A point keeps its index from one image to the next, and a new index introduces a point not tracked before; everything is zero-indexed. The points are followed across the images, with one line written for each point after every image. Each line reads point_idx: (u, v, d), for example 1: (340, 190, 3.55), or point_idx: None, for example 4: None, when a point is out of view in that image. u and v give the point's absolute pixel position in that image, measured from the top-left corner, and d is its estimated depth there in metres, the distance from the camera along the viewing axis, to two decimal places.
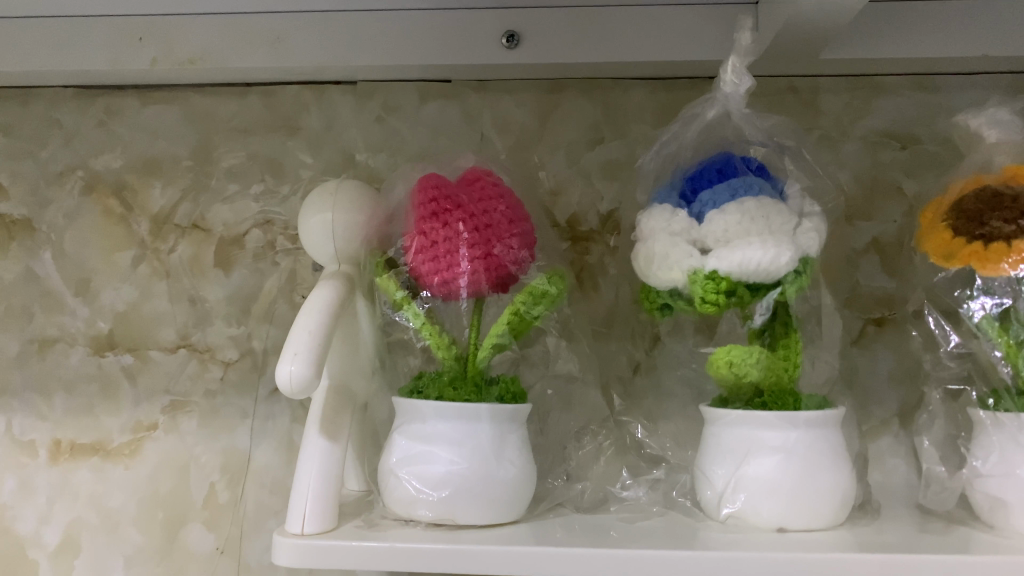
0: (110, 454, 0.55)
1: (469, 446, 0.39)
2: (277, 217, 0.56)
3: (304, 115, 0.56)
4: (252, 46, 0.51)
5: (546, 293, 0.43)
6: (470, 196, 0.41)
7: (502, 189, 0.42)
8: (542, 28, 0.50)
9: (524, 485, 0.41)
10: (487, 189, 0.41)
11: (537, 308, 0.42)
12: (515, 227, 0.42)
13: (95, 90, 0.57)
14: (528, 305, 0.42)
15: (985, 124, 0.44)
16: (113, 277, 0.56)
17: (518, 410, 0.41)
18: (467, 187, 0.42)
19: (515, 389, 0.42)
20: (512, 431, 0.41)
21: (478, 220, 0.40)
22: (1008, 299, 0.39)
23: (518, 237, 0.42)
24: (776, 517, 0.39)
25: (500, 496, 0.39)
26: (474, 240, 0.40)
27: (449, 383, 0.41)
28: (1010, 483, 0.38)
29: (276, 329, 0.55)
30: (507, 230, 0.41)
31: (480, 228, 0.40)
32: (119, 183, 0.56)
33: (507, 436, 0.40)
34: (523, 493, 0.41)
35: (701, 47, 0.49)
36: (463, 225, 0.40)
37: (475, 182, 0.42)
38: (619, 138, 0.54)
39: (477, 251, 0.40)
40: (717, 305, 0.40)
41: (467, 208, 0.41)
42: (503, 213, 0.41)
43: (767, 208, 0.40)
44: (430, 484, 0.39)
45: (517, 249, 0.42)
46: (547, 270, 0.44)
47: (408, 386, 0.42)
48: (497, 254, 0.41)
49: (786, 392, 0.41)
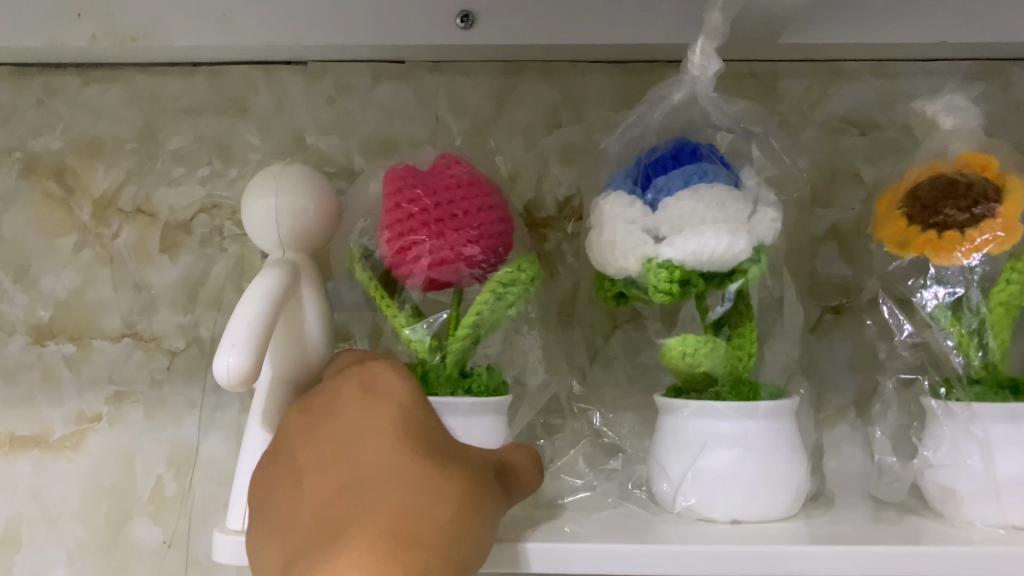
0: (51, 446, 0.53)
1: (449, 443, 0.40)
2: (225, 202, 0.54)
3: (252, 95, 0.54)
4: (196, 23, 0.50)
5: (514, 281, 0.41)
6: (437, 186, 0.40)
7: (473, 176, 0.41)
8: (496, 8, 0.49)
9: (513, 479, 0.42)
10: (453, 178, 0.40)
11: (505, 301, 0.41)
12: (485, 215, 0.40)
13: (32, 67, 0.54)
14: (494, 298, 0.40)
15: (941, 111, 0.43)
16: (54, 263, 0.54)
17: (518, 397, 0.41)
18: (434, 176, 0.41)
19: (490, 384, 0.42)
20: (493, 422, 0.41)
21: (443, 209, 0.39)
22: (960, 288, 0.39)
23: (494, 224, 0.40)
24: (730, 509, 0.39)
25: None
26: (443, 229, 0.39)
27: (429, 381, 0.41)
28: (960, 473, 0.38)
29: (224, 317, 0.54)
30: (480, 217, 0.40)
31: (443, 219, 0.39)
32: (60, 165, 0.54)
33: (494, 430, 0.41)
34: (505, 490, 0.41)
35: (659, 30, 0.48)
36: (430, 216, 0.39)
37: (444, 171, 0.41)
38: (577, 122, 0.53)
39: (442, 242, 0.39)
40: (671, 294, 0.39)
41: (430, 198, 0.39)
42: (470, 202, 0.40)
43: (722, 193, 0.39)
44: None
45: (495, 236, 0.40)
46: (518, 257, 0.42)
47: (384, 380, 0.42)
48: (471, 241, 0.39)
49: (742, 382, 0.41)
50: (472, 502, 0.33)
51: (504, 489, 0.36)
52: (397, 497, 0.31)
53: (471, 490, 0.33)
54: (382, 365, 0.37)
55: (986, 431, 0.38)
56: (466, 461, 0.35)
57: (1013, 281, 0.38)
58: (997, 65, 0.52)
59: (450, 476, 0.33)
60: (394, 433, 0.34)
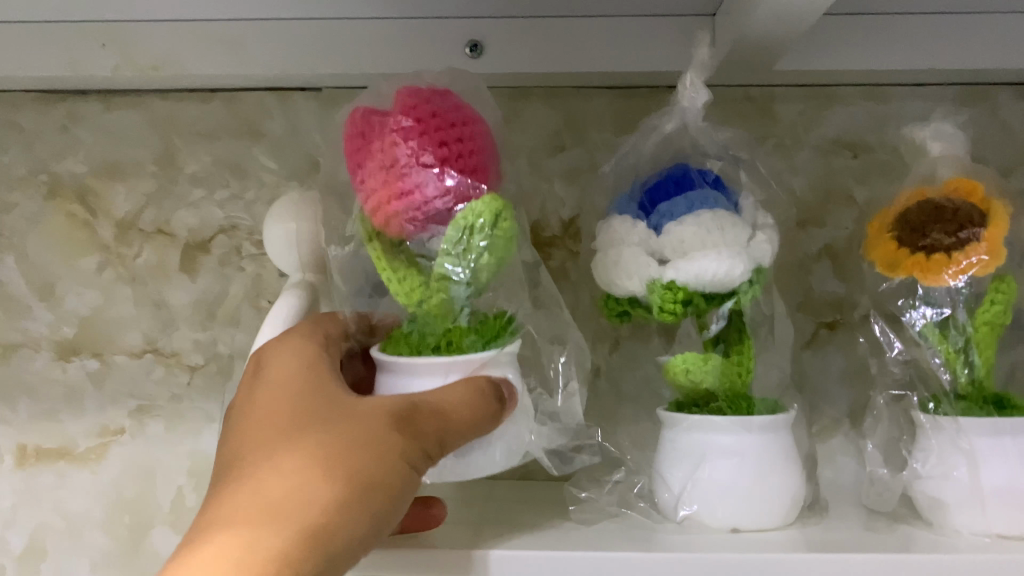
0: (75, 458, 0.55)
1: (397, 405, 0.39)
2: (243, 223, 0.56)
3: (268, 120, 0.56)
4: (216, 53, 0.52)
5: (476, 226, 0.37)
6: (398, 122, 0.38)
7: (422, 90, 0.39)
8: (503, 38, 0.51)
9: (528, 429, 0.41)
10: (401, 118, 0.38)
11: (451, 256, 0.38)
12: (436, 154, 0.37)
13: (56, 94, 0.56)
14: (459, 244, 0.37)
15: (930, 137, 0.45)
16: (77, 282, 0.56)
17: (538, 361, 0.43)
18: (388, 117, 0.38)
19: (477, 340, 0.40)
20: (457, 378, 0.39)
21: (387, 157, 0.37)
22: (947, 308, 0.41)
23: (464, 130, 0.38)
24: (730, 518, 0.41)
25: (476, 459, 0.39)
26: (417, 151, 0.37)
27: (409, 336, 0.41)
28: (947, 483, 0.40)
29: (242, 333, 0.56)
30: (444, 127, 0.38)
31: (388, 167, 0.37)
32: (82, 188, 0.56)
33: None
34: (518, 444, 0.40)
35: (659, 58, 0.51)
36: (399, 145, 0.37)
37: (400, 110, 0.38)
38: (580, 145, 0.55)
39: (389, 191, 0.37)
40: (674, 314, 0.41)
41: (376, 147, 0.38)
42: (414, 143, 0.37)
43: (722, 219, 0.41)
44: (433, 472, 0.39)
45: (468, 142, 0.38)
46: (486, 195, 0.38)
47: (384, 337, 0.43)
48: (446, 154, 0.37)
49: (740, 396, 0.43)
50: (326, 455, 0.34)
51: (417, 437, 0.36)
52: (246, 478, 0.35)
53: (331, 444, 0.35)
54: (270, 345, 0.41)
55: (972, 443, 0.40)
56: (345, 420, 0.36)
57: (997, 302, 0.41)
58: (984, 90, 0.54)
59: (307, 446, 0.35)
60: (265, 420, 0.37)
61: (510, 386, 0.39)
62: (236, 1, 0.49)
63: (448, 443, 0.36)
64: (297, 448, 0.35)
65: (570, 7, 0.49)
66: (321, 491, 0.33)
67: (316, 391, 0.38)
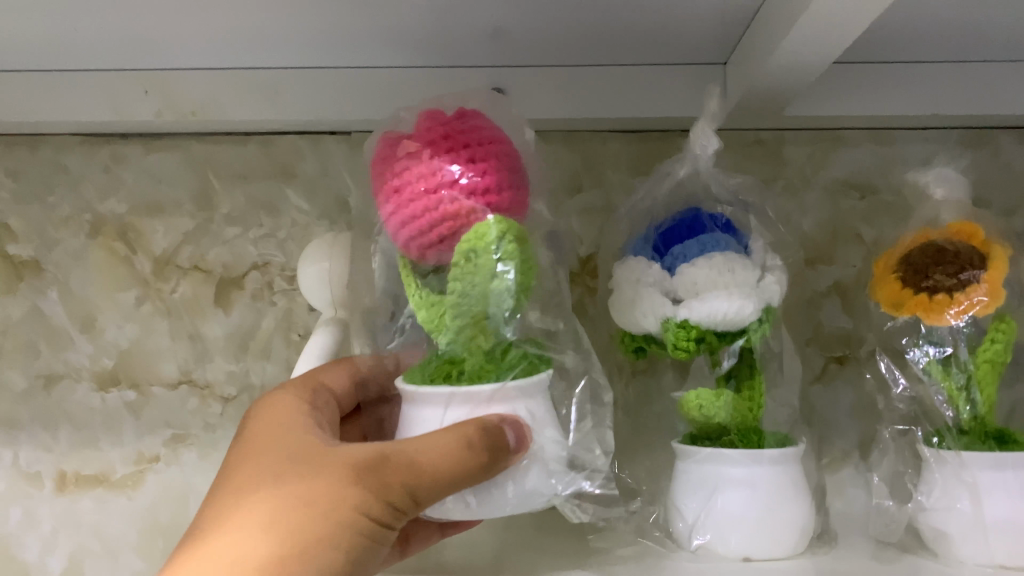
0: (113, 484, 0.58)
1: (408, 432, 0.39)
2: (275, 260, 0.59)
3: (300, 162, 0.59)
4: (253, 99, 0.55)
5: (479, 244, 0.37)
6: (414, 147, 0.38)
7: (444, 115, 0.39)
8: (524, 86, 0.53)
9: (550, 466, 0.39)
10: (416, 143, 0.38)
11: (458, 284, 0.38)
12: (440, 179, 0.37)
13: (100, 137, 0.60)
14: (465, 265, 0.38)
15: (932, 181, 0.47)
16: (116, 315, 0.59)
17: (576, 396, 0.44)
18: (406, 141, 0.39)
19: (492, 373, 0.39)
20: (460, 409, 0.38)
21: (396, 180, 0.38)
22: (949, 347, 0.43)
23: (479, 150, 0.38)
24: (742, 547, 0.43)
25: (488, 496, 0.38)
26: (426, 173, 0.37)
27: (427, 365, 0.41)
28: (950, 516, 0.42)
29: (273, 365, 0.58)
30: (458, 149, 0.38)
31: (396, 190, 0.38)
32: (124, 226, 0.59)
33: (466, 417, 0.38)
34: (538, 483, 0.39)
35: (673, 105, 0.53)
36: (412, 169, 0.37)
37: (418, 134, 0.39)
38: (597, 186, 0.58)
39: (398, 214, 0.38)
40: (688, 351, 0.43)
41: (389, 170, 0.38)
42: (420, 168, 0.37)
43: (733, 261, 0.43)
44: (443, 504, 0.38)
45: (483, 161, 0.38)
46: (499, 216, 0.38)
47: (411, 366, 0.43)
48: (457, 174, 0.37)
49: (751, 430, 0.45)
50: (285, 505, 0.37)
51: (387, 489, 0.37)
52: (217, 519, 0.37)
53: (294, 495, 0.37)
54: (263, 403, 0.44)
55: (975, 476, 0.41)
56: (318, 469, 0.38)
57: (998, 340, 0.42)
58: (986, 134, 0.56)
59: (276, 493, 0.37)
60: (245, 467, 0.40)
61: (523, 432, 0.38)
62: (274, 52, 0.52)
63: (417, 497, 0.37)
64: (266, 492, 0.38)
65: (589, 57, 0.52)
66: (268, 540, 0.35)
67: (294, 444, 0.40)
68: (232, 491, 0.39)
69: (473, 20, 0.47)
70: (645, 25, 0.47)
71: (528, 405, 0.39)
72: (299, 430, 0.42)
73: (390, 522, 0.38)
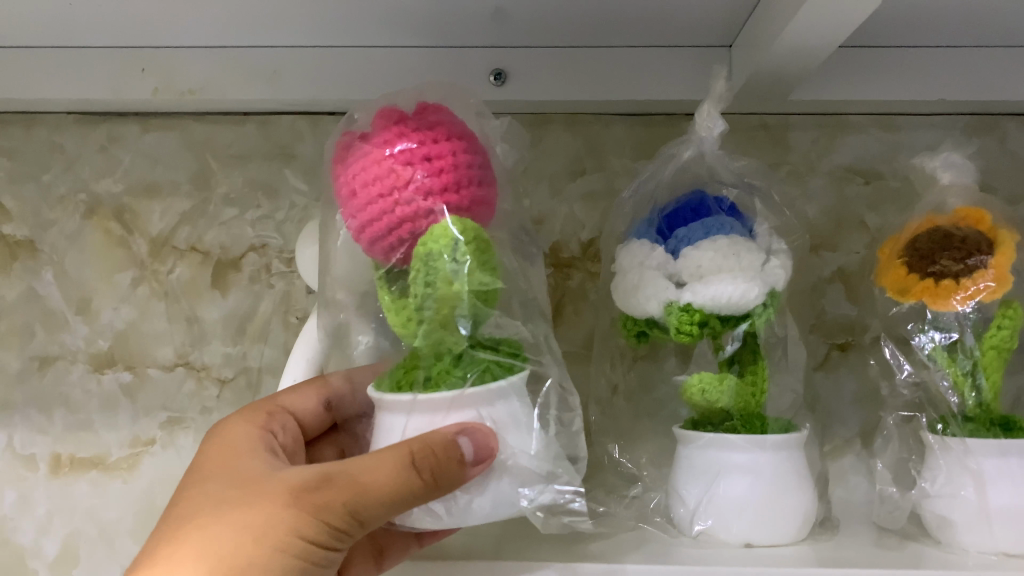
0: (109, 467, 0.58)
1: (379, 439, 0.39)
2: (273, 242, 0.58)
3: (299, 144, 0.58)
4: (251, 77, 0.54)
5: (434, 250, 0.36)
6: (370, 148, 0.37)
7: (399, 114, 0.39)
8: (527, 68, 0.53)
9: (522, 476, 0.37)
10: (371, 145, 0.37)
11: (417, 286, 0.37)
12: (393, 182, 0.36)
13: (96, 116, 0.59)
14: (423, 271, 0.36)
15: (940, 167, 0.47)
16: (113, 297, 0.58)
17: (565, 415, 0.43)
18: (364, 143, 0.38)
19: (455, 377, 0.37)
20: (421, 418, 0.37)
21: (353, 183, 0.37)
22: (955, 333, 0.43)
23: (434, 147, 0.37)
24: (744, 534, 0.43)
25: (454, 504, 0.37)
26: (381, 174, 0.36)
27: (394, 371, 0.40)
28: (955, 503, 0.42)
29: (271, 348, 0.58)
30: (412, 147, 0.36)
31: (353, 193, 0.37)
32: (120, 207, 0.58)
33: (428, 425, 0.37)
34: (509, 492, 0.37)
35: (678, 87, 0.52)
36: (366, 172, 0.37)
37: (375, 135, 0.38)
38: (600, 170, 0.57)
39: (357, 216, 0.37)
40: (692, 335, 0.43)
41: (347, 172, 0.38)
42: (373, 171, 0.36)
43: (738, 244, 0.42)
44: (412, 514, 0.37)
45: (439, 158, 0.37)
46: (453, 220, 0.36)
47: (380, 375, 0.41)
48: (410, 174, 0.36)
49: (754, 416, 0.44)
50: (222, 526, 0.37)
51: (328, 513, 0.36)
52: (161, 546, 0.37)
53: (232, 516, 0.37)
54: (222, 429, 0.45)
55: (979, 464, 0.41)
56: (260, 496, 0.38)
57: (1004, 327, 0.42)
58: (993, 120, 0.56)
59: (217, 521, 0.37)
60: (196, 492, 0.40)
61: (482, 444, 0.36)
62: (273, 31, 0.51)
63: (362, 519, 0.36)
64: (210, 513, 0.38)
65: (594, 38, 0.51)
66: (198, 562, 0.36)
67: (242, 471, 0.40)
68: (184, 508, 0.40)
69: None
70: (650, 6, 0.47)
71: (494, 410, 0.37)
72: (249, 457, 0.42)
73: (333, 543, 0.37)
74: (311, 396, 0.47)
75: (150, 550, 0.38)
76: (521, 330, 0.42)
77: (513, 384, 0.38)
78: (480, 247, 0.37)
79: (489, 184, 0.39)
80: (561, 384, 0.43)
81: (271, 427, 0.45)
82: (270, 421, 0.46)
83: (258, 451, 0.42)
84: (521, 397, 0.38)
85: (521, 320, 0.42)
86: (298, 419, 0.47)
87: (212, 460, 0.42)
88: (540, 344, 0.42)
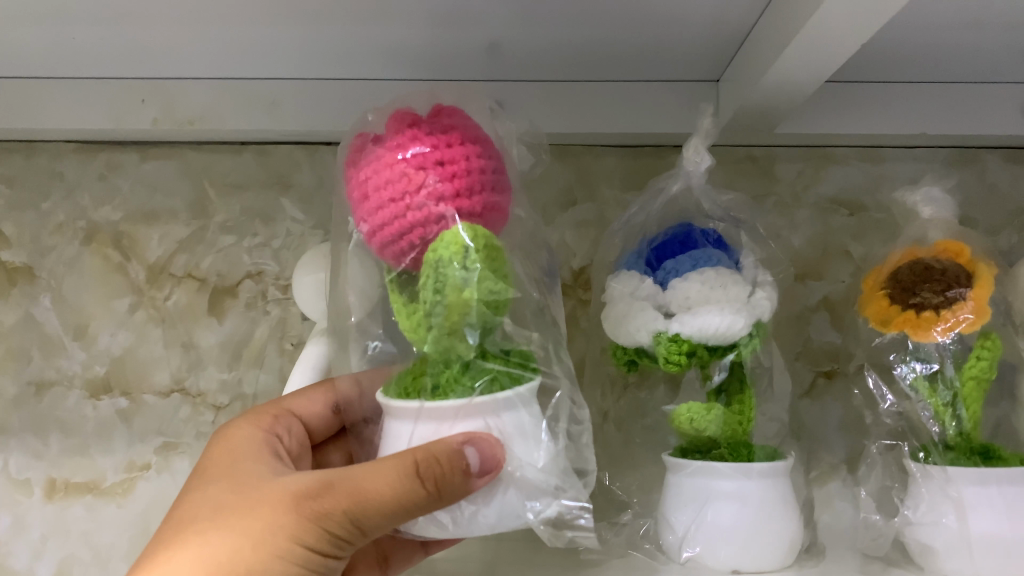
0: (103, 492, 0.58)
1: (386, 445, 0.39)
2: (269, 269, 0.59)
3: (296, 173, 0.59)
4: (249, 108, 0.55)
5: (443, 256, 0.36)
6: (382, 151, 0.39)
7: (412, 117, 0.40)
8: (519, 101, 0.54)
9: (528, 488, 0.37)
10: (385, 147, 0.39)
11: (427, 292, 0.37)
12: (403, 184, 0.37)
13: (96, 145, 0.60)
14: (432, 278, 0.37)
15: (921, 201, 0.48)
16: (110, 322, 0.59)
17: (574, 428, 0.43)
18: (377, 146, 0.39)
19: (463, 385, 0.38)
20: (428, 426, 0.37)
21: (364, 185, 0.38)
22: (936, 363, 0.44)
23: (446, 152, 0.38)
24: (731, 561, 0.43)
25: (460, 514, 0.37)
26: (391, 177, 0.37)
27: (399, 380, 0.40)
28: (937, 530, 0.43)
29: (266, 374, 0.58)
30: (425, 152, 0.38)
31: (364, 194, 0.38)
32: (118, 233, 0.59)
33: (434, 433, 0.37)
34: (514, 504, 0.37)
35: (667, 120, 0.54)
36: (378, 175, 0.38)
37: (389, 137, 0.39)
38: (591, 200, 0.58)
39: (368, 218, 0.38)
40: (680, 365, 0.44)
41: (360, 173, 0.39)
42: (384, 172, 0.38)
43: (725, 277, 0.43)
44: (418, 522, 0.38)
45: (452, 163, 0.38)
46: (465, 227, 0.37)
47: (389, 379, 0.42)
48: (421, 177, 0.37)
49: (741, 443, 0.45)
50: (222, 532, 0.38)
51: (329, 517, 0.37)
52: (164, 545, 0.38)
53: (233, 523, 0.38)
54: (227, 430, 0.46)
55: (960, 492, 0.42)
56: (262, 503, 0.38)
57: (983, 357, 0.43)
58: (973, 153, 0.57)
59: (218, 525, 0.38)
60: (199, 493, 0.41)
61: (489, 455, 0.35)
62: (272, 63, 0.52)
63: (363, 526, 0.37)
64: (212, 517, 0.39)
65: (584, 73, 0.53)
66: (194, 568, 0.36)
67: (244, 477, 0.41)
68: (185, 510, 0.40)
69: (471, 34, 0.47)
70: (639, 43, 0.48)
71: (501, 420, 0.37)
72: (252, 462, 0.42)
73: (333, 549, 0.38)
74: (319, 400, 0.48)
75: (150, 552, 0.38)
76: (534, 337, 0.43)
77: (521, 394, 0.38)
78: (490, 255, 0.38)
79: (502, 191, 0.40)
80: (571, 398, 0.43)
81: (275, 430, 0.47)
82: (276, 423, 0.47)
83: (260, 457, 0.43)
84: (528, 408, 0.38)
85: (534, 328, 0.43)
86: (303, 422, 0.49)
87: (214, 463, 0.43)
88: (549, 355, 0.43)
